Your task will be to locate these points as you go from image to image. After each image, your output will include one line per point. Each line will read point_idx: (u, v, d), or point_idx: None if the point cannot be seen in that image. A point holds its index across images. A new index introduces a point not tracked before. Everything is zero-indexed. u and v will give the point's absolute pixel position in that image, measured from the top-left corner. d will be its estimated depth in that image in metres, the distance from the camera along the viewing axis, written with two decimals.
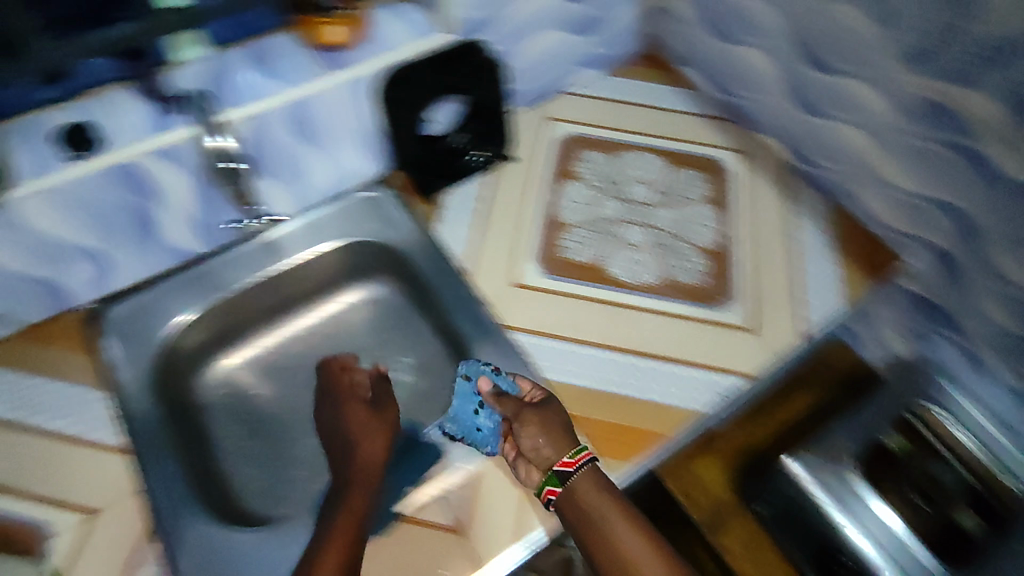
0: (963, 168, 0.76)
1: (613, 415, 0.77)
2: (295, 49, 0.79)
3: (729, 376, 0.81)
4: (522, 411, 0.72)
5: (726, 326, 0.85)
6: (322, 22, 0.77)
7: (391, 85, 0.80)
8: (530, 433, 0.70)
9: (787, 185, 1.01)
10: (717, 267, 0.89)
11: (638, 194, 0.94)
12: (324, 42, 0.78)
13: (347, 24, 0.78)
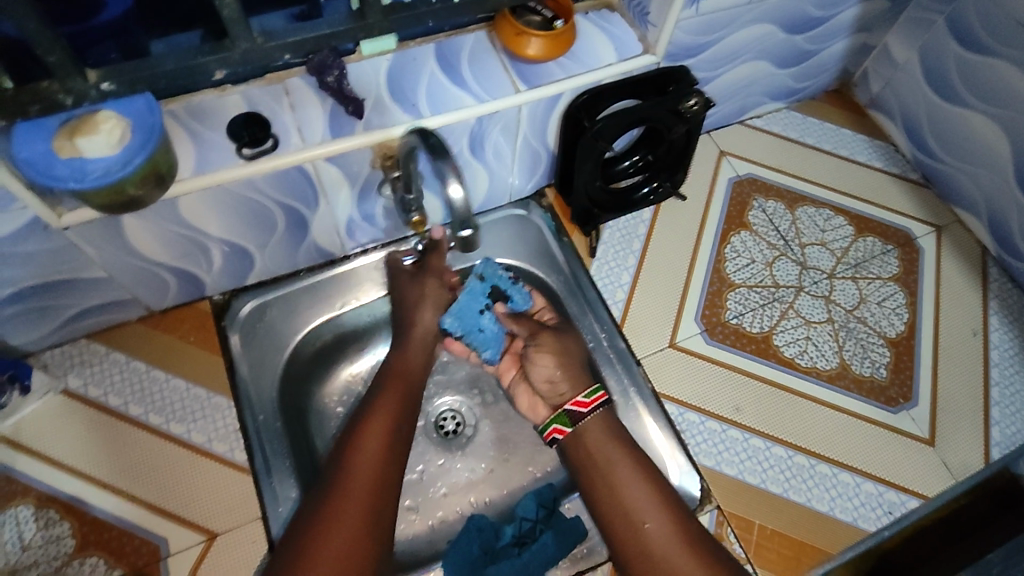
0: None
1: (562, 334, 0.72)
2: (487, 54, 0.68)
3: (908, 498, 0.72)
4: (541, 340, 0.71)
5: (905, 433, 0.76)
6: (521, 31, 0.65)
7: (583, 105, 0.69)
8: (541, 358, 0.70)
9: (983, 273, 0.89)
10: (898, 361, 0.81)
11: (816, 259, 0.87)
12: (520, 54, 0.66)
13: (549, 37, 0.65)
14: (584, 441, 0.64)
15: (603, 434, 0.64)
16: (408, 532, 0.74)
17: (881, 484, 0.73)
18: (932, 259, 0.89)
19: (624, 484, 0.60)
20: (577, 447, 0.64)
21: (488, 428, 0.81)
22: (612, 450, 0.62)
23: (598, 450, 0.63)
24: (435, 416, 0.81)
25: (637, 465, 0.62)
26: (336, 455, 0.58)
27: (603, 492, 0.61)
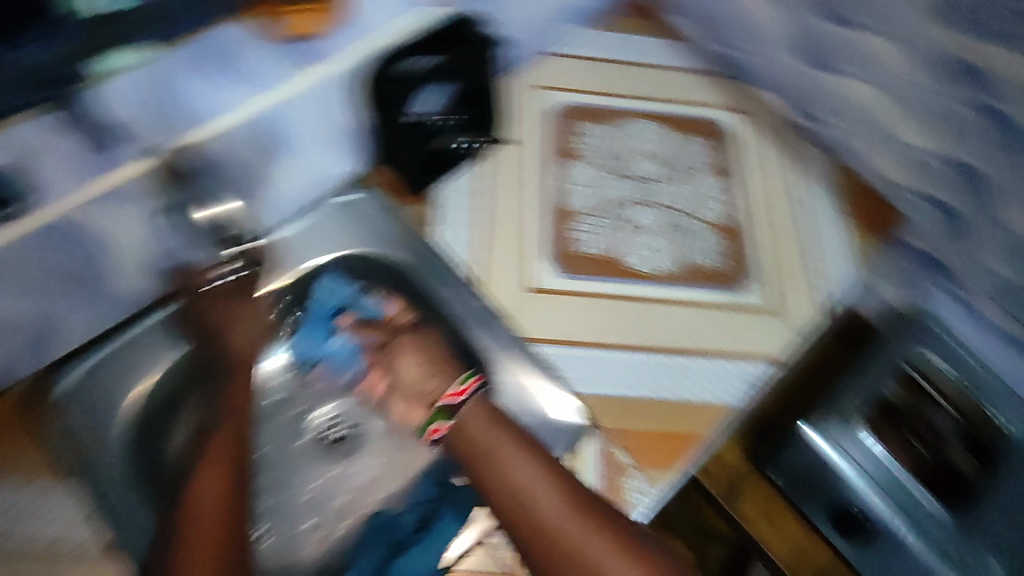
0: (988, 134, 0.85)
1: (411, 332, 0.76)
2: (256, 41, 0.59)
3: (756, 365, 0.80)
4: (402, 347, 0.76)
5: (748, 308, 0.83)
6: (294, 8, 0.58)
7: (377, 76, 0.70)
8: (407, 361, 0.74)
9: (789, 143, 0.97)
10: (732, 245, 0.87)
11: (643, 170, 0.90)
12: (297, 33, 0.60)
13: (325, 10, 0.60)
14: (470, 434, 0.66)
15: (485, 424, 0.66)
16: (319, 548, 0.72)
17: (742, 360, 0.80)
18: (746, 141, 0.95)
19: (513, 472, 0.63)
20: (462, 441, 0.67)
21: (373, 421, 0.78)
22: (499, 441, 0.65)
23: (483, 443, 0.65)
24: (317, 430, 0.78)
25: (521, 448, 0.65)
26: (172, 517, 0.58)
27: (490, 479, 0.64)
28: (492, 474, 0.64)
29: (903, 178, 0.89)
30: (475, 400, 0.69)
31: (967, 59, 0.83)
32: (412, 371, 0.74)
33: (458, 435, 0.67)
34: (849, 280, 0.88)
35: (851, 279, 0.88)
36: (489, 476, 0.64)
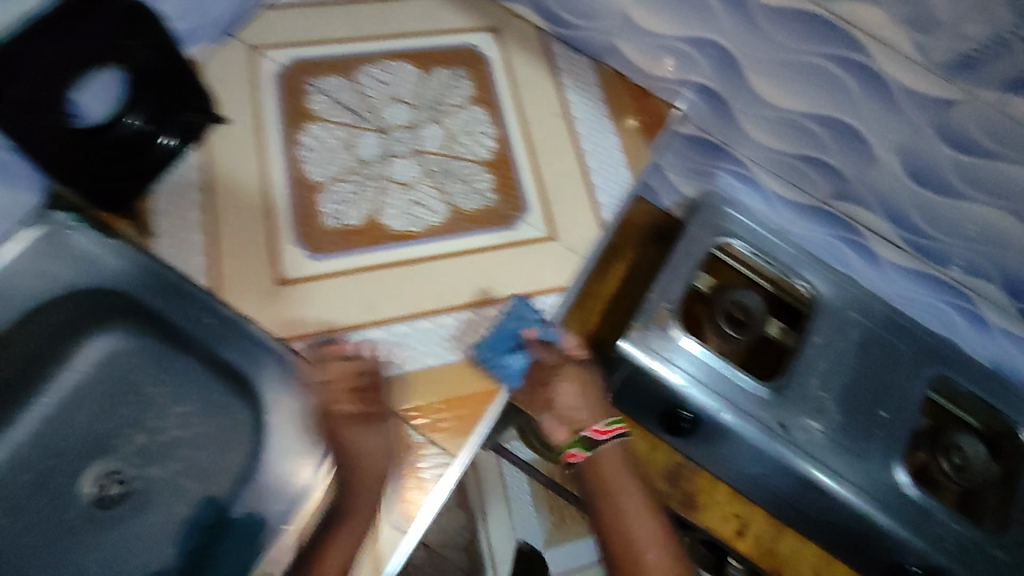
0: (735, 21, 0.71)
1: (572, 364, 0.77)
2: None
3: (546, 297, 0.74)
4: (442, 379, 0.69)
5: (530, 242, 0.76)
6: None
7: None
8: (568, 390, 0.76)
9: (553, 55, 0.88)
10: (503, 179, 0.79)
11: (393, 116, 0.79)
12: None
13: None
14: (357, 449, 0.64)
15: (376, 441, 0.65)
16: None
17: (524, 298, 0.74)
18: (500, 62, 0.86)
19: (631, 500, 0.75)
20: (593, 471, 0.76)
21: (159, 463, 0.73)
22: (632, 485, 0.76)
23: (616, 474, 0.76)
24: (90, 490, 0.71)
25: (644, 504, 0.76)
26: None
27: (613, 523, 0.74)
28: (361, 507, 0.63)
29: (661, 68, 0.83)
30: (614, 445, 0.77)
31: None
32: (569, 400, 0.76)
33: (590, 464, 0.76)
34: (629, 187, 0.82)
35: (631, 186, 0.82)
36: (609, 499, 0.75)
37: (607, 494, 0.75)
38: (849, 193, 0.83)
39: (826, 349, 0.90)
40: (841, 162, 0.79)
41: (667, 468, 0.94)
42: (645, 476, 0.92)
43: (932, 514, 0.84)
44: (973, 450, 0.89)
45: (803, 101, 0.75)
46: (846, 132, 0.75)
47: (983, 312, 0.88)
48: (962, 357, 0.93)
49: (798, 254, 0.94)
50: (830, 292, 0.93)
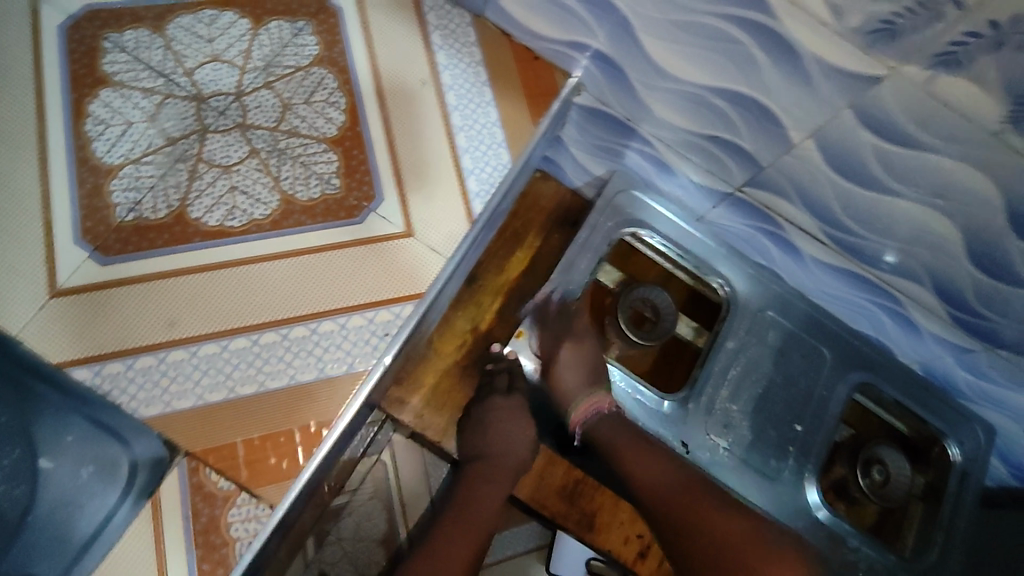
0: None
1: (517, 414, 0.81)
2: None
3: (396, 307, 0.72)
4: (486, 412, 0.80)
5: (370, 239, 0.73)
6: None
7: None
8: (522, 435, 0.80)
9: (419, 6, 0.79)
10: (348, 160, 0.75)
11: (215, 84, 0.76)
12: None
13: None
14: (491, 437, 0.79)
15: (509, 431, 0.79)
16: None
17: (370, 311, 0.72)
18: (352, 14, 0.78)
19: (637, 454, 0.74)
20: (609, 435, 0.75)
21: None
22: (626, 438, 0.75)
23: (620, 432, 0.75)
24: None
25: (644, 449, 0.74)
26: None
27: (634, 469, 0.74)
28: (460, 530, 0.75)
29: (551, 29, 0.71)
30: (606, 417, 0.76)
31: None
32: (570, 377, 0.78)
33: (595, 428, 0.76)
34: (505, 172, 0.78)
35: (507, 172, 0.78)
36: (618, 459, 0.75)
37: (616, 449, 0.75)
38: (762, 179, 0.73)
39: (739, 354, 0.81)
40: (751, 143, 0.70)
41: (571, 484, 0.82)
42: (540, 498, 0.81)
43: (845, 539, 0.76)
44: (895, 466, 0.81)
45: (705, 72, 0.64)
46: (756, 110, 0.65)
47: (911, 316, 0.80)
48: (886, 362, 0.85)
49: (709, 245, 0.85)
50: (743, 287, 0.84)
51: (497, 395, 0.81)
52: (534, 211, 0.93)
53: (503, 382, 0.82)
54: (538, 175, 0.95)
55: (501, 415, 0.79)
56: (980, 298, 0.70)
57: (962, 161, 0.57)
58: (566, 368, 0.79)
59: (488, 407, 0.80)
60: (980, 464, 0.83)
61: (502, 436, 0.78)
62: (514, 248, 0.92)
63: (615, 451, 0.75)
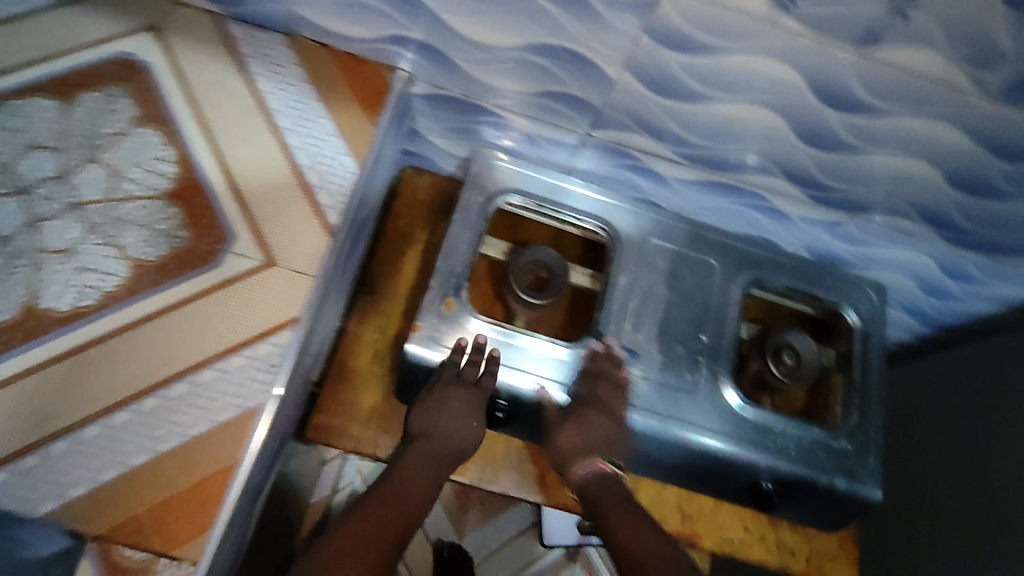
0: None
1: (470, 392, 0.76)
2: None
3: (270, 340, 0.62)
4: (451, 396, 0.75)
5: (230, 281, 0.64)
6: None
7: None
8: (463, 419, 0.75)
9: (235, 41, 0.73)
10: (194, 209, 0.66)
11: (25, 171, 0.65)
12: None
13: None
14: (444, 418, 0.75)
15: (464, 418, 0.75)
16: None
17: (246, 347, 0.62)
18: (164, 67, 0.70)
19: (626, 515, 0.69)
20: (601, 493, 0.72)
21: None
22: (617, 501, 0.71)
23: (613, 500, 0.72)
24: None
25: (642, 521, 0.69)
26: None
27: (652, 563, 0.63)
28: (392, 498, 0.67)
29: (358, 30, 0.71)
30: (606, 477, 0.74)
31: None
32: (575, 444, 0.75)
33: (598, 486, 0.73)
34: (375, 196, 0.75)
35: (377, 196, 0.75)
36: (605, 518, 0.70)
37: (604, 501, 0.72)
38: (605, 121, 0.75)
39: (634, 288, 0.83)
40: (581, 91, 0.71)
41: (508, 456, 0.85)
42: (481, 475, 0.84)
43: (771, 428, 0.80)
44: (803, 346, 0.86)
45: (514, 35, 0.65)
46: (568, 59, 0.66)
47: (779, 206, 0.83)
48: (774, 257, 0.89)
49: (583, 192, 0.86)
50: (625, 224, 0.86)
51: (464, 388, 0.75)
52: (412, 205, 0.94)
53: (473, 374, 0.75)
54: (410, 172, 0.96)
55: (459, 403, 0.75)
56: (827, 173, 0.74)
57: (768, 57, 0.59)
58: (590, 436, 0.74)
59: (451, 390, 0.75)
60: (879, 322, 0.89)
61: (452, 420, 0.75)
62: (403, 248, 0.92)
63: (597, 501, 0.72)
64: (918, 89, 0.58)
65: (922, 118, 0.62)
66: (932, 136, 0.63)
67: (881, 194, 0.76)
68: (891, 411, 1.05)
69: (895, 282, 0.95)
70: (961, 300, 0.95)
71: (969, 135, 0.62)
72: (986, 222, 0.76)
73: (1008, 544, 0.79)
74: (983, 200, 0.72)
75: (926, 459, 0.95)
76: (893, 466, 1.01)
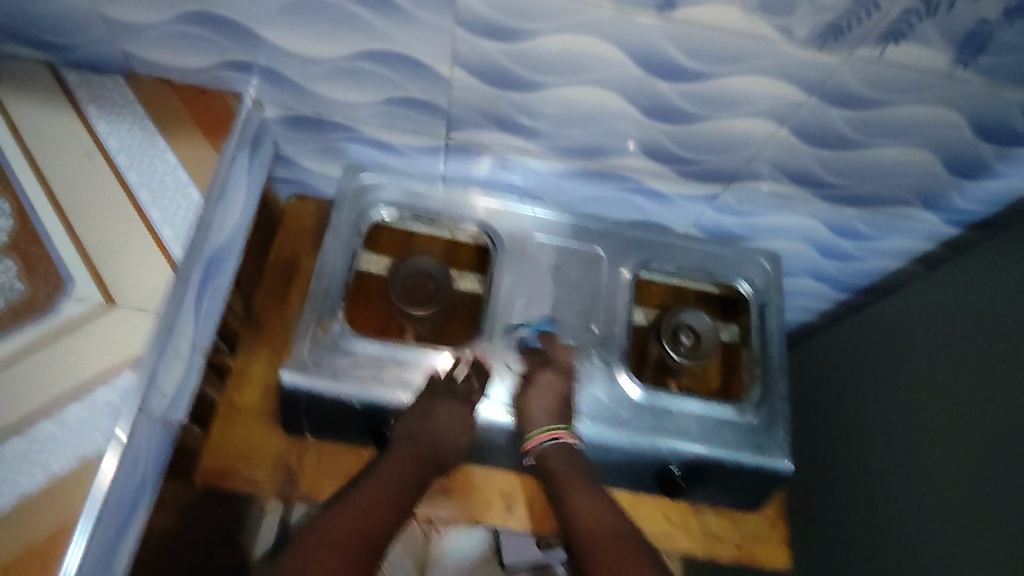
0: None
1: (466, 404, 0.74)
2: None
3: (116, 378, 0.60)
4: (443, 406, 0.73)
5: (70, 327, 0.61)
6: None
7: None
8: (454, 426, 0.74)
9: (73, 86, 0.72)
10: (32, 261, 0.63)
11: None
12: None
13: None
14: (437, 428, 0.73)
15: (449, 428, 0.73)
16: None
17: (85, 393, 0.59)
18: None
19: (581, 497, 0.72)
20: (563, 471, 0.73)
21: None
22: (573, 475, 0.73)
23: (571, 469, 0.73)
24: None
25: (600, 500, 0.72)
26: None
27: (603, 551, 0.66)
28: (381, 492, 0.69)
29: (193, 61, 0.70)
30: (563, 450, 0.73)
31: None
32: (537, 403, 0.73)
33: (550, 455, 0.73)
34: (236, 231, 0.75)
35: (237, 230, 0.75)
36: (563, 491, 0.73)
37: (559, 480, 0.73)
38: (457, 122, 0.74)
39: (519, 288, 0.82)
40: (422, 95, 0.70)
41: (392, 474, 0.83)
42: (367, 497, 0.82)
43: (672, 410, 0.78)
44: (695, 323, 0.85)
45: (334, 44, 0.64)
46: (397, 62, 0.65)
47: (654, 187, 0.83)
48: (660, 239, 0.88)
49: (456, 199, 0.85)
50: (507, 223, 0.85)
51: (453, 405, 0.73)
52: (296, 232, 0.93)
53: (464, 388, 0.75)
54: (293, 200, 0.95)
55: (446, 417, 0.73)
56: (684, 146, 0.73)
57: (581, 35, 0.58)
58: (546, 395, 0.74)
59: (440, 402, 0.73)
60: (773, 291, 0.89)
61: (446, 429, 0.73)
62: (292, 276, 0.90)
63: (551, 477, 0.74)
64: (733, 48, 0.57)
65: (751, 79, 0.61)
66: (765, 93, 0.63)
67: (743, 161, 0.75)
68: (823, 384, 1.05)
69: (793, 249, 0.94)
70: (860, 260, 0.95)
71: (797, 87, 0.61)
72: (854, 177, 0.75)
73: (931, 501, 0.79)
74: (839, 154, 0.71)
75: (857, 428, 0.95)
76: (829, 438, 1.00)
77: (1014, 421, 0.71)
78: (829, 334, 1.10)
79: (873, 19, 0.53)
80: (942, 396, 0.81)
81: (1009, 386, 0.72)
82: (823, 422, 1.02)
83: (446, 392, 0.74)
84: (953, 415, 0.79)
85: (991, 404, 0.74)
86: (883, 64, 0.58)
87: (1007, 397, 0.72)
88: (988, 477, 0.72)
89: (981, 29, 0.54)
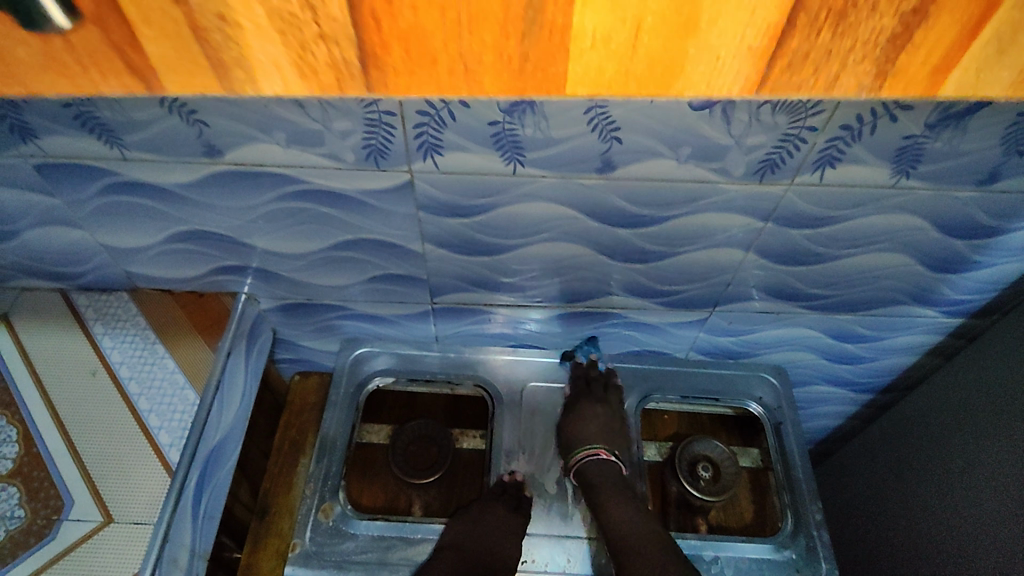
0: (188, 209, 0.66)
1: (510, 511, 0.74)
2: None
3: None
4: (484, 507, 0.75)
5: (66, 550, 0.60)
6: None
7: None
8: (494, 531, 0.73)
9: (84, 308, 0.77)
10: (34, 484, 0.63)
11: None
12: None
13: None
14: (483, 528, 0.73)
15: (496, 535, 0.72)
16: None
17: None
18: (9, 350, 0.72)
19: None
20: None
21: None
22: None
23: None
24: None
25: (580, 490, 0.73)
26: None
27: None
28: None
29: (188, 271, 0.76)
30: None
31: (110, 176, 0.62)
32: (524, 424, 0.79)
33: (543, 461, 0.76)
34: (237, 421, 0.76)
35: (237, 419, 0.76)
36: None
37: None
38: (438, 288, 0.77)
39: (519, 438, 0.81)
40: (400, 269, 0.74)
41: None
42: None
43: (699, 554, 0.73)
44: (712, 453, 0.81)
45: (310, 240, 0.69)
46: (371, 246, 0.70)
47: (643, 319, 0.83)
48: (662, 367, 0.87)
49: (450, 356, 0.86)
50: (504, 373, 0.86)
51: (503, 509, 0.74)
52: (299, 412, 0.93)
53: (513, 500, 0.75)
54: (298, 377, 0.97)
55: (496, 519, 0.73)
56: (661, 279, 0.75)
57: (535, 199, 0.62)
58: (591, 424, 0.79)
59: (488, 505, 0.75)
60: (786, 408, 0.86)
61: (490, 533, 0.73)
62: (296, 456, 0.89)
63: None
64: (677, 192, 0.61)
65: (704, 212, 0.63)
66: (722, 224, 0.65)
67: (723, 284, 0.75)
68: (868, 495, 0.97)
69: (800, 359, 0.91)
70: (875, 361, 0.91)
71: (750, 212, 0.63)
72: (837, 285, 0.75)
73: None
74: (815, 267, 0.72)
75: (898, 552, 0.89)
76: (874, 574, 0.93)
77: (994, 494, 0.73)
78: (866, 436, 1.03)
79: (802, 150, 0.56)
80: (970, 506, 0.76)
81: (978, 472, 0.76)
82: (867, 554, 0.95)
83: (492, 498, 0.76)
84: (947, 519, 0.80)
85: (971, 491, 0.76)
86: (826, 184, 0.60)
87: (980, 478, 0.76)
88: (996, 558, 0.71)
89: (910, 143, 0.56)
